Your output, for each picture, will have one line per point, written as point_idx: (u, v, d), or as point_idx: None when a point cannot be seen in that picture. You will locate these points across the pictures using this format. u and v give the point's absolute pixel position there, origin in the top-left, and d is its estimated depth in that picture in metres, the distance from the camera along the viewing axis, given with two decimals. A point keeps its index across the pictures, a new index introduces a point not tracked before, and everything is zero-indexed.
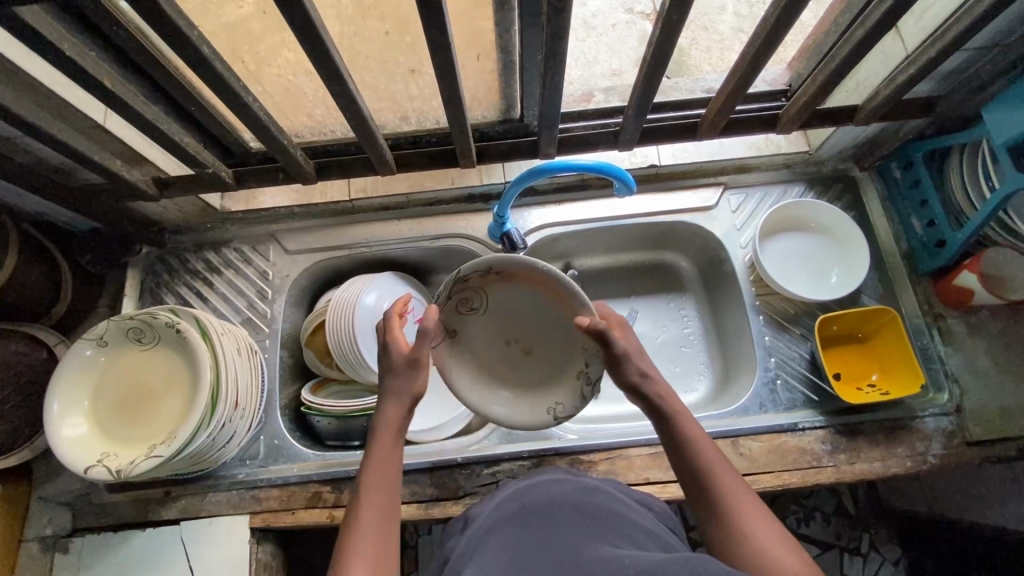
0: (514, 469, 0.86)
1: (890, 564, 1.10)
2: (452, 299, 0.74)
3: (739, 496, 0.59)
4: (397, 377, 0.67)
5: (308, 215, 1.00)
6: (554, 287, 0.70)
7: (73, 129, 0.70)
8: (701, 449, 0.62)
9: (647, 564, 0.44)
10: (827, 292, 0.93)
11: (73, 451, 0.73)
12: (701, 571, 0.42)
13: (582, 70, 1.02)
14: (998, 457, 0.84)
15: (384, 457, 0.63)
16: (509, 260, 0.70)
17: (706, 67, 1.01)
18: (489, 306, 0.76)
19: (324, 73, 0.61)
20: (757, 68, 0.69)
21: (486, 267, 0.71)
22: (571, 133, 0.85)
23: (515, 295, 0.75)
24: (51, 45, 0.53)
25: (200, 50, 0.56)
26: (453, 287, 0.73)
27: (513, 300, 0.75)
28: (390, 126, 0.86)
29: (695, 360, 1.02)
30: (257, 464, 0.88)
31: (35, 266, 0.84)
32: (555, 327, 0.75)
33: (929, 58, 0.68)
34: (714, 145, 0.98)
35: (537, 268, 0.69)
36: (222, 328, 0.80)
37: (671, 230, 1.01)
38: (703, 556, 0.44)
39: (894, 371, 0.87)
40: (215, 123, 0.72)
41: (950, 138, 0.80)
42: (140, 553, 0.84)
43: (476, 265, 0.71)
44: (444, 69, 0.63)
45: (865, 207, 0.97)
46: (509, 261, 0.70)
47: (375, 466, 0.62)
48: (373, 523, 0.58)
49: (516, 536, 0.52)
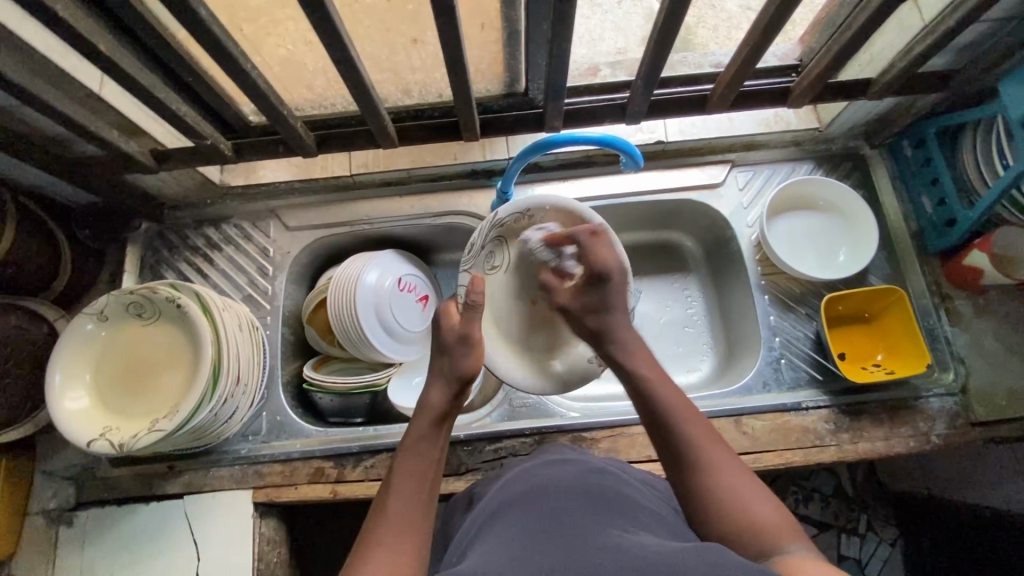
0: (516, 445, 0.86)
1: (886, 544, 1.10)
2: (486, 249, 0.78)
3: (709, 448, 0.57)
4: (447, 359, 0.66)
5: (309, 191, 0.99)
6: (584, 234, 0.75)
7: (68, 98, 0.69)
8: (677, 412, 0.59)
9: (657, 552, 0.44)
10: (832, 271, 0.92)
11: (76, 425, 0.73)
12: (713, 566, 0.41)
13: (586, 50, 0.97)
14: (1002, 437, 0.84)
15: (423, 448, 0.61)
16: (540, 200, 0.74)
17: (713, 47, 0.94)
18: (514, 263, 0.78)
19: (326, 40, 0.60)
20: (769, 40, 0.67)
21: (521, 210, 0.75)
22: (577, 107, 0.83)
23: (536, 250, 0.78)
24: (42, 5, 0.52)
25: (197, 13, 0.55)
26: (492, 236, 0.77)
27: (537, 254, 0.78)
28: (392, 99, 0.84)
29: (699, 340, 1.02)
30: (260, 440, 0.88)
31: (34, 239, 0.84)
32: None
33: (947, 28, 0.67)
34: (723, 121, 0.96)
35: (568, 207, 0.73)
36: (223, 304, 0.79)
37: (677, 208, 1.00)
38: (714, 546, 0.43)
39: (901, 351, 0.86)
40: (212, 94, 0.70)
41: (964, 113, 0.79)
42: (144, 527, 0.85)
43: (511, 209, 0.75)
44: (448, 37, 0.61)
45: (874, 185, 0.96)
46: (542, 203, 0.74)
47: (416, 458, 0.60)
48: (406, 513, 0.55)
49: (520, 519, 0.52)
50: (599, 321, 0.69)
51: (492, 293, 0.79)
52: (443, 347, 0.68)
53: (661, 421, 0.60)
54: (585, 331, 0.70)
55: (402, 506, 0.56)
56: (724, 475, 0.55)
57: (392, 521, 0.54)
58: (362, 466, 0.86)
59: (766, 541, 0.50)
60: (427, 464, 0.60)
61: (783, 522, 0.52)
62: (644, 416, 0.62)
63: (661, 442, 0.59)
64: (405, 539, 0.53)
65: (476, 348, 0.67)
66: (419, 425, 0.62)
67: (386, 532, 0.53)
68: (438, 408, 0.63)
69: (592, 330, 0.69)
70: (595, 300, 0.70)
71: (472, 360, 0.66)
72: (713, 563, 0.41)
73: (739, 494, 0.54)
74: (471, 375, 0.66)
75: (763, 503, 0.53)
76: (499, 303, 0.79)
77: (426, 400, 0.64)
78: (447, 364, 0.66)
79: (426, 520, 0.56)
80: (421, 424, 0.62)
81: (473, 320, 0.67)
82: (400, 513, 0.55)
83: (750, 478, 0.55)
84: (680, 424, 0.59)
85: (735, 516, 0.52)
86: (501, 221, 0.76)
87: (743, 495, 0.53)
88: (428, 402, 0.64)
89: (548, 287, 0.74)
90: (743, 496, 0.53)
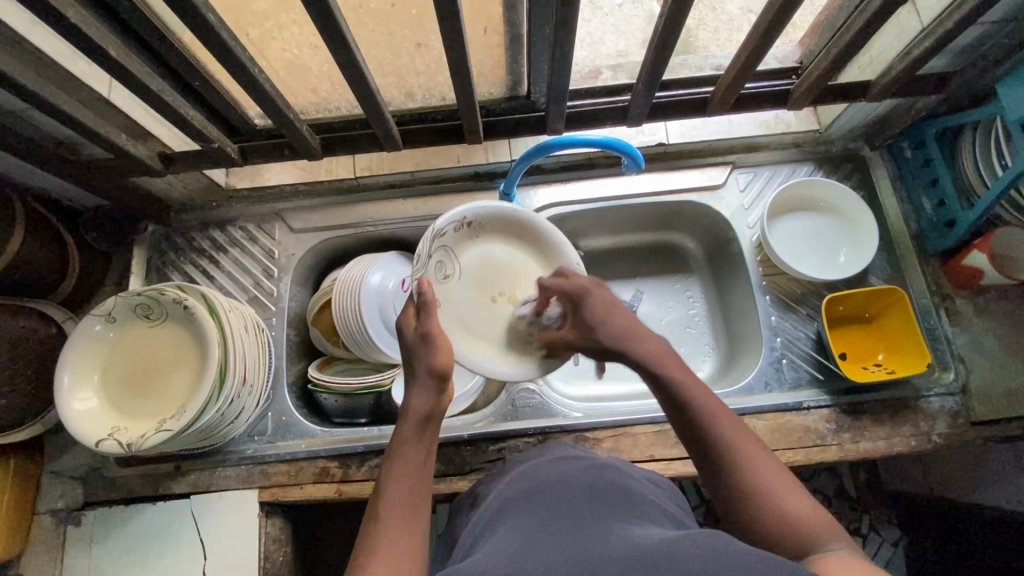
0: (520, 445, 0.87)
1: (887, 546, 1.10)
2: (435, 259, 0.74)
3: (740, 445, 0.58)
4: (415, 358, 0.65)
5: (313, 193, 1.00)
6: (517, 225, 0.79)
7: (77, 102, 0.70)
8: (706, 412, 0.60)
9: (661, 543, 0.44)
10: (833, 272, 0.93)
11: (85, 425, 0.74)
12: (719, 554, 0.42)
13: (587, 53, 0.97)
14: (1003, 436, 0.84)
15: (411, 453, 0.61)
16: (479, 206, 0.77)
17: (714, 48, 0.95)
18: (464, 268, 0.77)
19: (332, 44, 0.60)
20: (769, 44, 0.68)
21: (460, 218, 0.75)
22: (579, 109, 0.84)
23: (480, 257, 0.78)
24: (54, 10, 0.53)
25: (206, 18, 0.56)
26: (436, 245, 0.73)
27: (481, 256, 0.78)
28: (396, 103, 0.85)
29: (701, 340, 1.02)
30: (265, 440, 0.89)
31: (42, 242, 0.85)
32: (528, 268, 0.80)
33: (946, 30, 0.67)
34: (725, 123, 0.97)
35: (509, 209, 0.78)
36: (229, 305, 0.80)
37: (679, 210, 1.00)
38: (718, 536, 0.44)
39: (901, 351, 0.87)
40: (219, 98, 0.71)
41: (964, 115, 0.79)
42: (151, 527, 0.86)
43: (451, 217, 0.74)
44: (452, 41, 0.62)
45: (875, 186, 0.96)
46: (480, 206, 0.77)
47: (405, 465, 0.60)
48: (395, 521, 0.55)
49: (527, 515, 0.53)
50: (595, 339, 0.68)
51: (452, 298, 0.75)
52: (405, 345, 0.67)
53: (692, 418, 0.60)
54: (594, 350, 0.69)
55: (394, 512, 0.56)
56: (756, 470, 0.56)
57: (386, 530, 0.55)
58: (367, 465, 0.87)
59: (800, 535, 0.51)
60: (418, 468, 0.60)
61: (817, 518, 0.52)
62: (673, 417, 0.62)
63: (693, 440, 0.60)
64: (397, 546, 0.53)
65: (439, 344, 0.65)
66: (404, 430, 0.62)
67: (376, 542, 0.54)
68: (420, 411, 0.63)
69: (602, 349, 0.68)
70: (586, 318, 0.69)
71: (441, 355, 0.64)
72: (716, 554, 0.42)
73: (771, 488, 0.54)
74: (445, 370, 0.64)
75: (800, 501, 0.53)
76: (458, 311, 0.75)
77: (408, 402, 0.64)
78: (417, 363, 0.65)
79: (419, 525, 0.56)
80: (408, 430, 0.62)
81: (430, 317, 0.66)
82: (390, 522, 0.55)
83: (782, 476, 0.56)
84: (711, 422, 0.59)
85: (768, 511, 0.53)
86: (444, 230, 0.74)
87: (775, 490, 0.54)
88: (410, 406, 0.63)
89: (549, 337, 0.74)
90: (777, 492, 0.54)
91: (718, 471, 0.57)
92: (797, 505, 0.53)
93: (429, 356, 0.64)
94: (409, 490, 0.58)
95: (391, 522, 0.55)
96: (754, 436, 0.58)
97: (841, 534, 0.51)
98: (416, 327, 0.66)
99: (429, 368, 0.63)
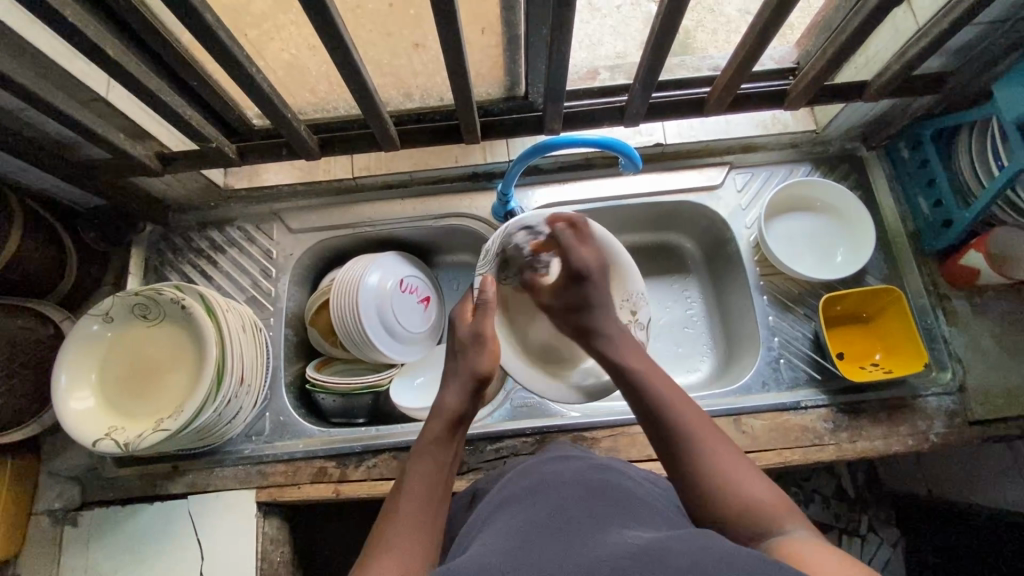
0: (517, 445, 0.87)
1: (887, 546, 1.08)
2: (498, 258, 0.76)
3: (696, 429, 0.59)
4: (461, 358, 0.70)
5: (311, 194, 1.00)
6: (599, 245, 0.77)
7: (76, 101, 0.70)
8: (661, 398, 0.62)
9: (656, 545, 0.44)
10: (830, 272, 0.93)
11: (83, 424, 0.74)
12: (712, 555, 0.42)
13: (586, 54, 0.98)
14: (1000, 436, 0.84)
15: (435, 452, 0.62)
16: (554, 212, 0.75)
17: (711, 50, 0.95)
18: (523, 276, 0.78)
19: (330, 44, 0.61)
20: (765, 44, 0.68)
21: (532, 225, 0.75)
22: (576, 109, 0.84)
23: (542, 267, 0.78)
24: (52, 10, 0.53)
25: (204, 18, 0.56)
26: (501, 247, 0.75)
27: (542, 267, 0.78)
28: (393, 103, 0.85)
29: (698, 340, 1.02)
30: (263, 440, 0.89)
31: (40, 242, 0.85)
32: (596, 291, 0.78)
33: (942, 30, 0.67)
34: (721, 123, 0.97)
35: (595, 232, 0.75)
36: (226, 305, 0.80)
37: (677, 211, 1.01)
38: (713, 539, 0.44)
39: (898, 351, 0.87)
40: (218, 98, 0.71)
41: (960, 115, 0.79)
42: (148, 527, 0.85)
43: (523, 220, 0.75)
44: (449, 41, 0.62)
45: (872, 187, 0.96)
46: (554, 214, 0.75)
47: (428, 462, 0.61)
48: (413, 513, 0.57)
49: (522, 514, 0.53)
50: (582, 319, 0.72)
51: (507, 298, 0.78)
52: (456, 340, 0.72)
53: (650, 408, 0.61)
54: (571, 326, 0.73)
55: (412, 504, 0.57)
56: (713, 454, 0.57)
57: (402, 523, 0.55)
58: (365, 465, 0.86)
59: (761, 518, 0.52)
60: (438, 467, 0.61)
61: (774, 500, 0.53)
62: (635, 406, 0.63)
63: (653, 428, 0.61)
64: (414, 537, 0.54)
65: (488, 347, 0.70)
66: (434, 427, 0.64)
67: (392, 533, 0.55)
68: (454, 411, 0.66)
69: (581, 326, 0.72)
70: (573, 296, 0.74)
71: (486, 358, 0.69)
72: (711, 557, 0.42)
73: (729, 472, 0.55)
74: (485, 374, 0.68)
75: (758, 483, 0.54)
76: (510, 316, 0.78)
77: (443, 403, 0.67)
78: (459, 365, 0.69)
79: (437, 522, 0.57)
80: (435, 429, 0.64)
81: (485, 317, 0.71)
82: (411, 513, 0.57)
83: (737, 458, 0.57)
84: (669, 407, 0.61)
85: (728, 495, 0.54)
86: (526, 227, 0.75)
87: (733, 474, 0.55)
88: (445, 405, 0.66)
89: (529, 283, 0.77)
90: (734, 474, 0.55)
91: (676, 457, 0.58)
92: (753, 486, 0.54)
93: (474, 357, 0.69)
94: (430, 486, 0.59)
95: (408, 513, 0.56)
96: (717, 428, 0.60)
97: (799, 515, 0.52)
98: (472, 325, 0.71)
99: (472, 370, 0.68)
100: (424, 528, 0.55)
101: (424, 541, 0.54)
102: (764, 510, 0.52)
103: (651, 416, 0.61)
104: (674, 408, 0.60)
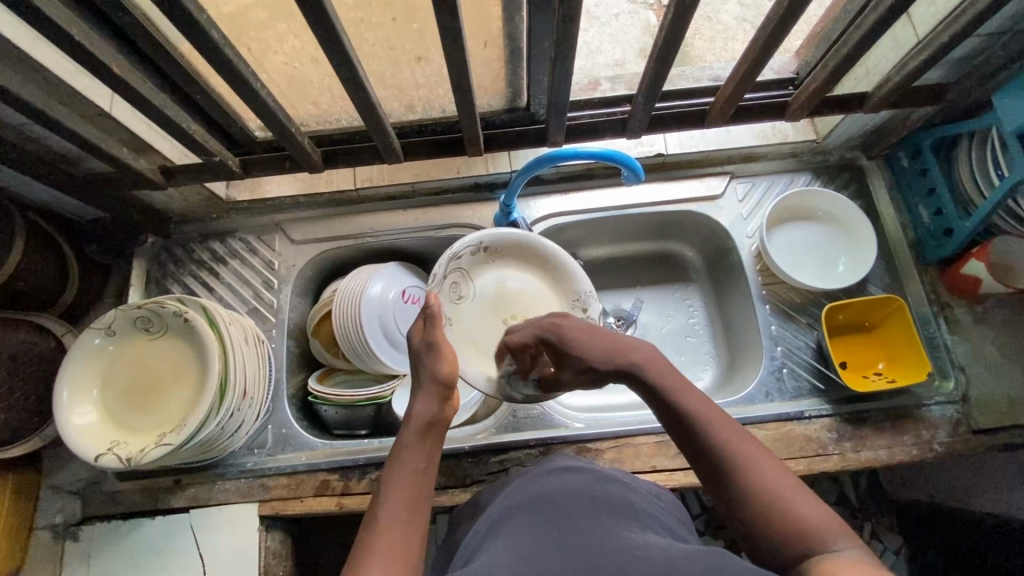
0: (521, 456, 0.87)
1: (893, 552, 1.08)
2: (450, 279, 0.86)
3: (740, 445, 0.55)
4: (421, 368, 0.68)
5: (312, 205, 1.00)
6: (532, 249, 0.89)
7: (80, 116, 0.70)
8: (701, 419, 0.58)
9: (659, 557, 0.44)
10: (830, 281, 0.93)
11: (84, 438, 0.74)
12: (715, 567, 0.42)
13: (585, 62, 0.98)
14: (1004, 445, 0.84)
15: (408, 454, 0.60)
16: (496, 233, 0.87)
17: (710, 58, 0.96)
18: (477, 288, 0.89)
19: (335, 58, 0.61)
20: (766, 59, 0.69)
21: (476, 243, 0.87)
22: (579, 121, 0.84)
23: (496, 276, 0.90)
24: (58, 27, 0.53)
25: (210, 34, 0.56)
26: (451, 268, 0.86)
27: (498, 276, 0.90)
28: (396, 115, 0.85)
29: (701, 349, 1.02)
30: (265, 453, 0.88)
31: (42, 256, 0.84)
32: (543, 294, 0.91)
33: (941, 43, 0.68)
34: (720, 134, 0.98)
35: (524, 237, 0.88)
36: (229, 317, 0.79)
37: (678, 220, 1.01)
38: (720, 550, 0.44)
39: (902, 360, 0.87)
40: (221, 111, 0.72)
41: (960, 125, 0.80)
42: (149, 542, 0.85)
43: (467, 242, 0.86)
44: (454, 55, 0.62)
45: (872, 195, 0.97)
46: (448, 264, 0.85)
47: (403, 467, 0.59)
48: (394, 519, 0.54)
49: (526, 524, 0.52)
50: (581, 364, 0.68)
51: (466, 318, 0.88)
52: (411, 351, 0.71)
53: (682, 420, 0.59)
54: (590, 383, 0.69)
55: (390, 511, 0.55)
56: (753, 470, 0.54)
57: (386, 529, 0.53)
58: (367, 478, 0.86)
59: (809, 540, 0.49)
60: (416, 473, 0.59)
61: (826, 522, 0.50)
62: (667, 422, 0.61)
63: (689, 445, 0.58)
64: (398, 547, 0.52)
65: (443, 352, 0.68)
66: (405, 436, 0.62)
67: (375, 537, 0.53)
68: (422, 416, 0.64)
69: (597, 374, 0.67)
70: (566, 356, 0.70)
71: (446, 366, 0.68)
72: (715, 568, 0.41)
73: (776, 492, 0.52)
74: (447, 380, 0.67)
75: (811, 503, 0.51)
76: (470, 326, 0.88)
77: (410, 412, 0.65)
78: (420, 377, 0.68)
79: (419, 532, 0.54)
80: (407, 436, 0.62)
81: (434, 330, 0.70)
82: (396, 523, 0.54)
83: (788, 478, 0.53)
84: (705, 424, 0.57)
85: (773, 512, 0.51)
86: (460, 254, 0.86)
87: (782, 494, 0.52)
88: (412, 414, 0.64)
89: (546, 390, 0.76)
90: (782, 490, 0.52)
91: (718, 477, 0.55)
92: (806, 506, 0.51)
93: (436, 362, 0.68)
94: (404, 491, 0.57)
95: (393, 518, 0.54)
96: (756, 441, 0.56)
97: (847, 534, 0.49)
98: (422, 334, 0.71)
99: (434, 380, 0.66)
100: (403, 538, 0.53)
101: (405, 550, 0.51)
102: (811, 531, 0.49)
103: (685, 436, 0.58)
104: (712, 429, 0.57)
